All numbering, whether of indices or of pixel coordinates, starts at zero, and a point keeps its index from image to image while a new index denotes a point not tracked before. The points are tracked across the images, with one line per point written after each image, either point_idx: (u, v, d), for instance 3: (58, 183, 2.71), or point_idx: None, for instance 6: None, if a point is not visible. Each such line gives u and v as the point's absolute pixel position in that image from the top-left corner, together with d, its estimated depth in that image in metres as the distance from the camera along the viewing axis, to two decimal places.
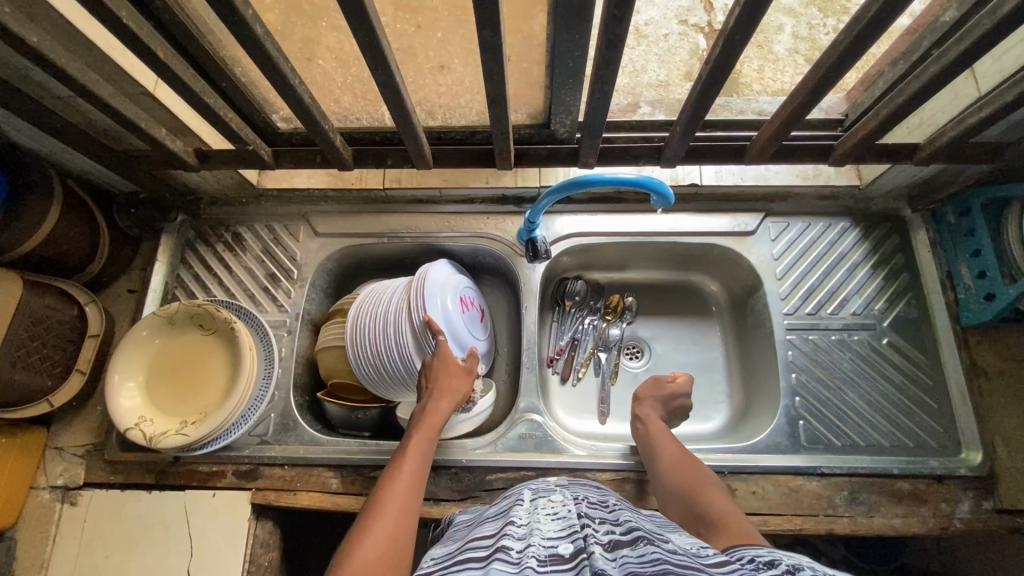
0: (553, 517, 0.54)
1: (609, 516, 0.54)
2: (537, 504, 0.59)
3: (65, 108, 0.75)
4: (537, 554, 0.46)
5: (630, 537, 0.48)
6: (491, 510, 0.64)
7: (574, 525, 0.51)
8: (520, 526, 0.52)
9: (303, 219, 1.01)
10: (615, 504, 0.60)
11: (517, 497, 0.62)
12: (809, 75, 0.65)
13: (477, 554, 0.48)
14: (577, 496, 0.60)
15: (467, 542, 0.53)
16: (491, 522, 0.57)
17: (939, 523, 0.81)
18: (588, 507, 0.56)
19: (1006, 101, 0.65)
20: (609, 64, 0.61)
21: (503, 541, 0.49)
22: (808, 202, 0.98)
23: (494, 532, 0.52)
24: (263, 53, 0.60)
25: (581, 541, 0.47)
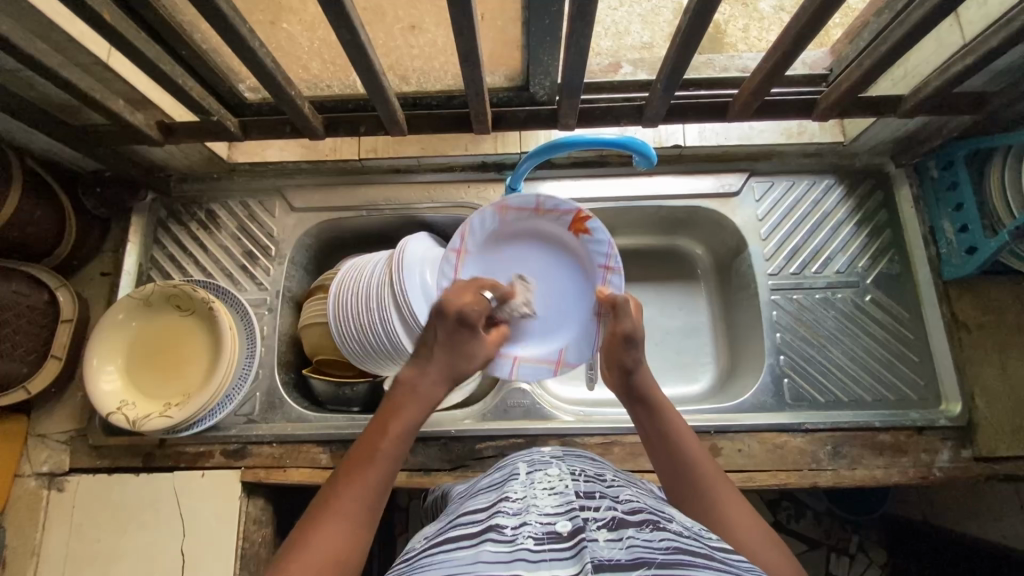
0: (551, 491, 0.51)
1: (609, 491, 0.51)
2: (533, 477, 0.54)
3: (15, 81, 0.71)
4: (534, 533, 0.44)
5: (635, 516, 0.46)
6: (486, 481, 0.60)
7: (573, 499, 0.48)
8: (516, 501, 0.50)
9: (278, 194, 0.99)
10: (613, 478, 0.56)
11: (514, 468, 0.58)
12: (790, 24, 0.63)
13: (470, 531, 0.46)
14: (574, 468, 0.55)
15: (460, 516, 0.50)
16: (486, 495, 0.54)
17: (919, 472, 0.83)
18: (589, 482, 0.52)
19: (992, 47, 0.64)
20: (584, 17, 0.58)
21: (497, 519, 0.47)
22: (792, 160, 0.96)
23: (488, 506, 0.50)
24: (219, 16, 0.57)
25: (580, 520, 0.45)
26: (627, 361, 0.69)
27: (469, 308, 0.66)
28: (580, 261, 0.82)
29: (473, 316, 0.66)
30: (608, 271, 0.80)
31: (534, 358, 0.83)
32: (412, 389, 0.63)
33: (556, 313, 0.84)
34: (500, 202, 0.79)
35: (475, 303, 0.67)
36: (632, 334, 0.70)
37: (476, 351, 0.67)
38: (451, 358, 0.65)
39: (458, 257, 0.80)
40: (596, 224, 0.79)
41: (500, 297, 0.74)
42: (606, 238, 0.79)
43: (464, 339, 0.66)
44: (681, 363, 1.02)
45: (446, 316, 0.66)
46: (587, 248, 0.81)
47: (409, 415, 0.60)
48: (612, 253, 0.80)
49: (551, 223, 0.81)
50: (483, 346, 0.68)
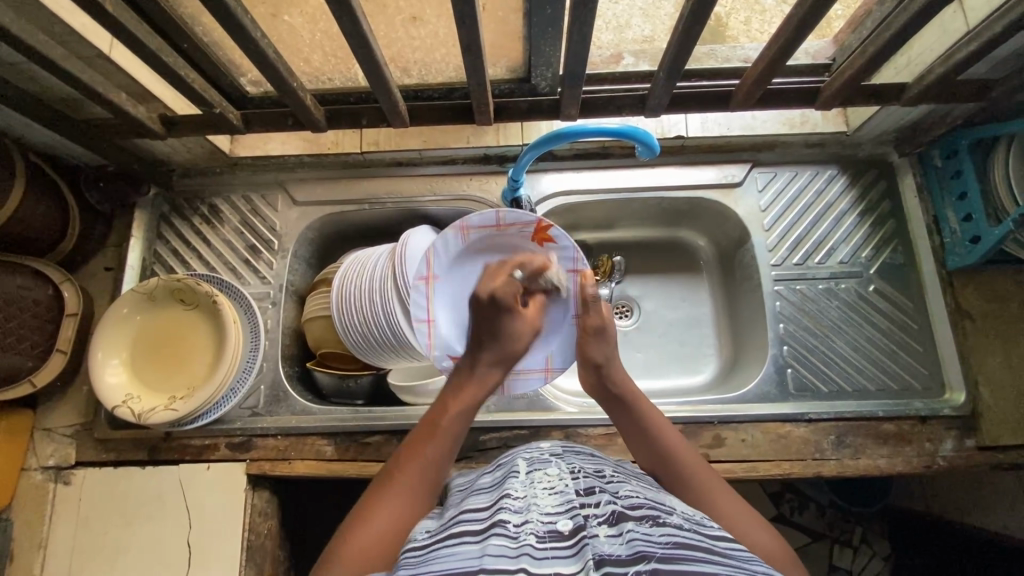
0: (551, 489, 0.51)
1: (609, 487, 0.51)
2: (533, 475, 0.54)
3: (17, 75, 0.71)
4: (536, 531, 0.44)
5: (635, 511, 0.46)
6: (485, 479, 0.60)
7: (573, 497, 0.49)
8: (518, 498, 0.50)
9: (280, 188, 0.99)
10: (613, 473, 0.56)
11: (512, 467, 0.58)
12: (793, 10, 0.63)
13: (471, 528, 0.46)
14: (573, 465, 0.56)
15: (460, 514, 0.50)
16: (486, 491, 0.54)
17: (923, 462, 0.83)
18: (588, 479, 0.52)
19: (997, 33, 0.63)
20: (586, 5, 0.58)
21: (499, 515, 0.47)
22: (795, 151, 0.96)
23: (489, 503, 0.50)
24: (220, 6, 0.56)
25: (581, 517, 0.45)
26: (598, 355, 0.69)
27: (500, 291, 0.65)
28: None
29: (505, 299, 0.65)
30: (577, 275, 0.78)
31: (520, 371, 0.83)
32: (469, 371, 0.64)
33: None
34: (461, 223, 0.79)
35: (505, 285, 0.67)
36: (602, 329, 0.70)
37: (518, 330, 0.66)
38: (500, 340, 0.65)
39: (428, 285, 0.80)
40: (558, 231, 0.78)
41: (530, 272, 0.72)
42: (569, 243, 0.77)
43: (502, 321, 0.65)
44: (684, 354, 1.02)
45: (481, 302, 0.66)
46: (555, 256, 0.79)
47: (470, 396, 0.62)
48: (579, 256, 0.78)
49: (517, 236, 0.80)
50: (523, 323, 0.66)
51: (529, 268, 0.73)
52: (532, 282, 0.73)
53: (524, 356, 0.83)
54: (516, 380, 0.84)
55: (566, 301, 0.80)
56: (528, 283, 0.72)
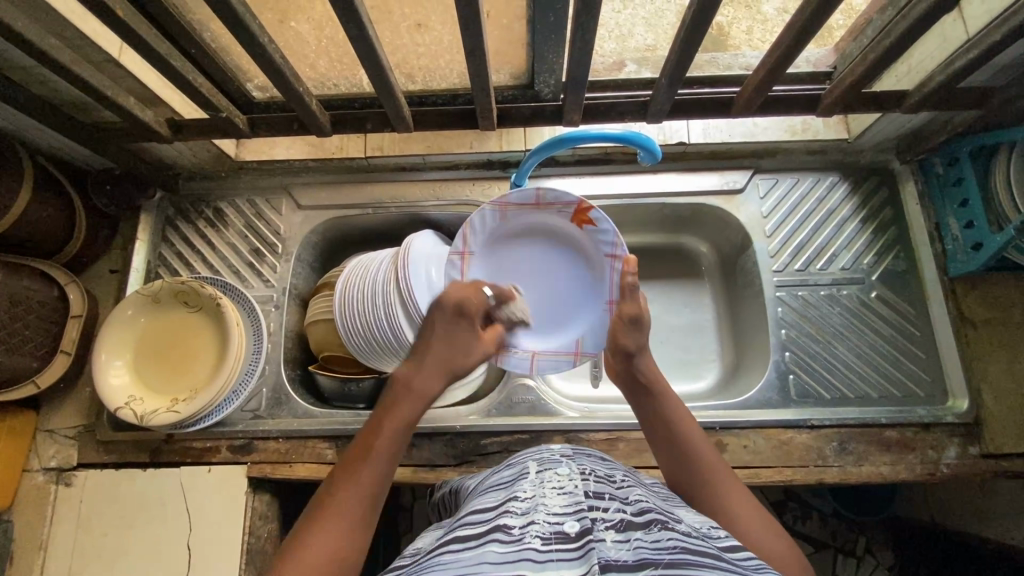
0: (560, 490, 0.50)
1: (619, 493, 0.51)
2: (543, 476, 0.54)
3: (27, 78, 0.72)
4: (541, 533, 0.43)
5: (643, 517, 0.46)
6: (496, 478, 0.60)
7: (581, 499, 0.48)
8: (524, 500, 0.49)
9: (285, 192, 1.00)
10: (624, 478, 0.56)
11: (525, 465, 0.57)
12: (794, 18, 0.63)
13: (476, 529, 0.46)
14: (585, 467, 0.55)
15: (466, 515, 0.50)
16: (495, 492, 0.54)
17: (926, 469, 0.83)
18: (598, 482, 0.52)
19: (996, 41, 0.64)
20: (589, 12, 0.59)
21: (504, 518, 0.46)
22: (797, 158, 0.97)
23: (496, 504, 0.50)
24: (229, 11, 0.57)
25: (588, 520, 0.45)
26: (631, 344, 0.69)
27: (466, 301, 0.70)
28: (588, 251, 0.82)
29: (472, 308, 0.70)
30: (615, 259, 0.80)
31: (551, 351, 0.85)
32: (406, 387, 0.63)
33: (570, 301, 0.85)
34: (500, 200, 0.80)
35: (472, 295, 0.71)
36: (637, 317, 0.71)
37: (476, 345, 0.70)
38: (453, 347, 0.67)
39: (463, 260, 0.84)
40: (598, 213, 0.78)
41: (498, 296, 0.79)
42: (610, 227, 0.78)
43: (461, 329, 0.69)
44: (686, 360, 1.02)
45: (444, 308, 0.70)
46: (593, 238, 0.81)
47: (406, 411, 0.61)
48: (619, 241, 0.79)
49: (554, 214, 0.82)
50: (483, 343, 0.71)
51: (500, 293, 0.79)
52: (497, 313, 0.78)
53: (553, 336, 0.85)
54: (540, 363, 0.85)
55: (602, 283, 0.82)
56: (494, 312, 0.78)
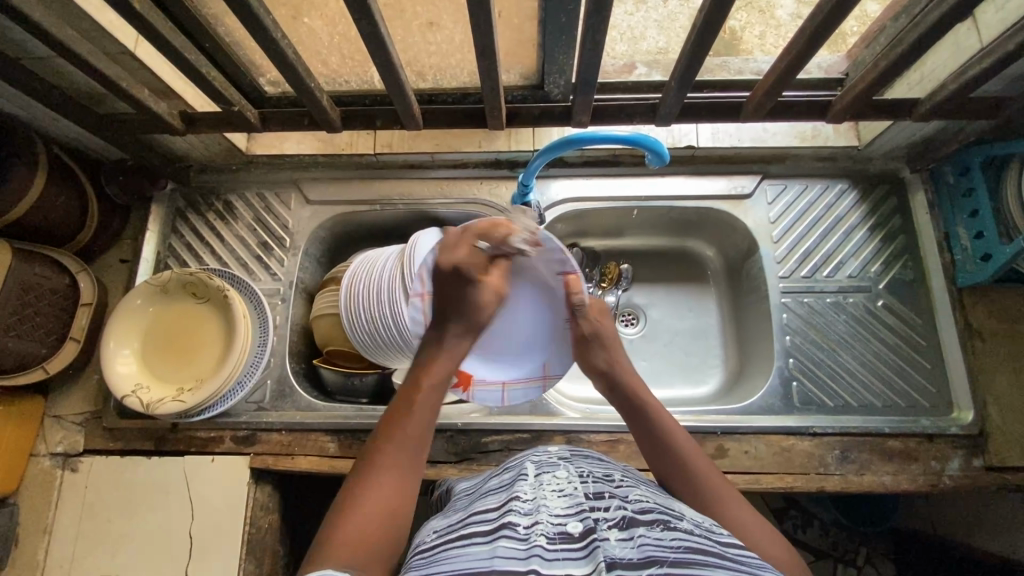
0: (560, 491, 0.50)
1: (619, 492, 0.51)
2: (542, 478, 0.54)
3: (44, 69, 0.73)
4: (545, 532, 0.44)
5: (645, 515, 0.46)
6: (493, 482, 0.60)
7: (583, 501, 0.48)
8: (527, 501, 0.49)
9: (294, 187, 1.00)
10: (623, 478, 0.56)
11: (522, 468, 0.58)
12: (806, 22, 0.63)
13: (481, 529, 0.46)
14: (582, 469, 0.55)
15: (469, 515, 0.50)
16: (495, 494, 0.54)
17: (929, 480, 0.82)
18: (598, 484, 0.52)
19: (1009, 50, 0.64)
20: (599, 12, 0.59)
21: (508, 517, 0.46)
22: (805, 164, 0.96)
23: (498, 505, 0.50)
24: (242, 5, 0.58)
25: (591, 520, 0.45)
26: (601, 362, 0.71)
27: (463, 262, 0.68)
28: (537, 271, 0.75)
29: (469, 268, 0.68)
30: (567, 277, 0.73)
31: (519, 380, 0.80)
32: (437, 347, 0.66)
33: (535, 328, 0.79)
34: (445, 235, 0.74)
35: (468, 256, 0.69)
36: (594, 335, 0.73)
37: (480, 301, 0.68)
38: (466, 309, 0.67)
39: (423, 300, 0.78)
40: (543, 233, 0.71)
41: (495, 241, 0.71)
42: (555, 243, 0.71)
43: (466, 292, 0.68)
44: (689, 364, 1.01)
45: (444, 274, 0.68)
46: (541, 259, 0.74)
47: (440, 367, 0.63)
48: (568, 256, 0.72)
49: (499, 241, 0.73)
50: (488, 292, 0.68)
51: (495, 237, 0.71)
52: (500, 248, 0.71)
53: (522, 365, 0.80)
54: (511, 393, 0.81)
55: (556, 304, 0.77)
56: (495, 252, 0.71)
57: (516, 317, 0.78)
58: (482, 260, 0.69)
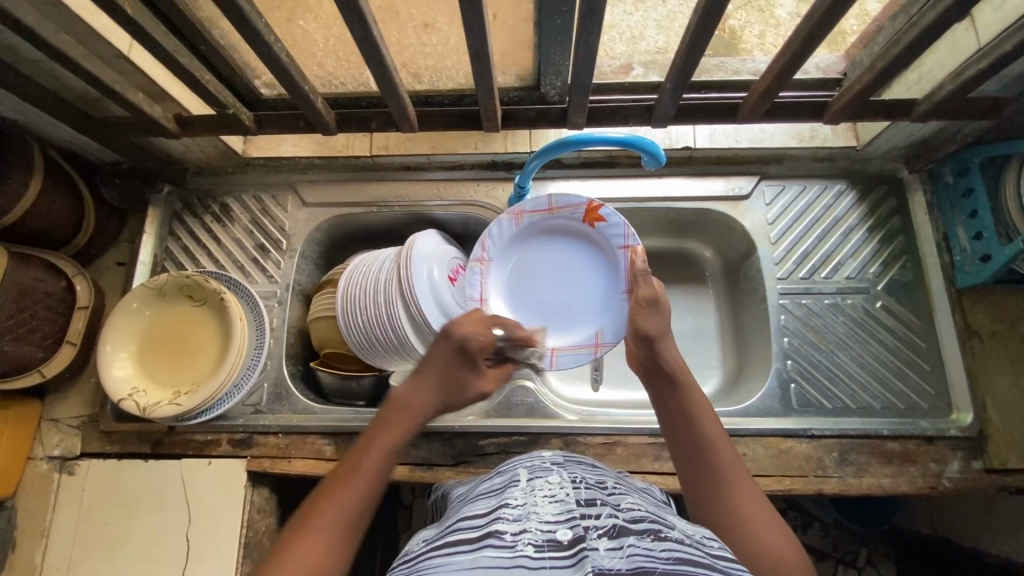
0: (551, 498, 0.50)
1: (610, 499, 0.50)
2: (533, 484, 0.53)
3: (39, 73, 0.73)
4: (533, 540, 0.43)
5: (636, 524, 0.46)
6: (485, 487, 0.59)
7: (574, 507, 0.48)
8: (516, 508, 0.49)
9: (291, 189, 1.00)
10: (615, 485, 0.55)
11: (514, 474, 0.57)
12: (801, 23, 0.63)
13: (468, 537, 0.46)
14: (575, 475, 0.55)
15: (458, 522, 0.50)
16: (485, 500, 0.54)
17: (928, 482, 0.82)
18: (590, 490, 0.51)
19: (1007, 50, 0.63)
20: (593, 14, 0.58)
21: (496, 524, 0.46)
22: (804, 165, 0.96)
23: (487, 512, 0.49)
24: (234, 8, 0.58)
25: (580, 528, 0.44)
26: (651, 327, 0.71)
27: (472, 337, 0.70)
28: (601, 247, 0.86)
29: (476, 343, 0.70)
30: (627, 250, 0.84)
31: (572, 345, 0.85)
32: (401, 405, 0.64)
33: (589, 299, 0.87)
34: (516, 210, 0.85)
35: (477, 330, 0.70)
36: (653, 300, 0.74)
37: (476, 381, 0.70)
38: (451, 381, 0.68)
39: (483, 266, 0.86)
40: (608, 210, 0.83)
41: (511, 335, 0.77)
42: (619, 219, 0.83)
43: (461, 370, 0.69)
44: (688, 366, 1.01)
45: (447, 342, 0.69)
46: (603, 234, 0.85)
47: (399, 426, 0.61)
48: (629, 231, 0.83)
49: (565, 216, 0.86)
50: (484, 378, 0.71)
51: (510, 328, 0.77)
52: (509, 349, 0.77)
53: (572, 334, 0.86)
54: (562, 357, 0.85)
55: (614, 279, 0.85)
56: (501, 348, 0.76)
57: (573, 288, 0.87)
58: (489, 346, 0.71)
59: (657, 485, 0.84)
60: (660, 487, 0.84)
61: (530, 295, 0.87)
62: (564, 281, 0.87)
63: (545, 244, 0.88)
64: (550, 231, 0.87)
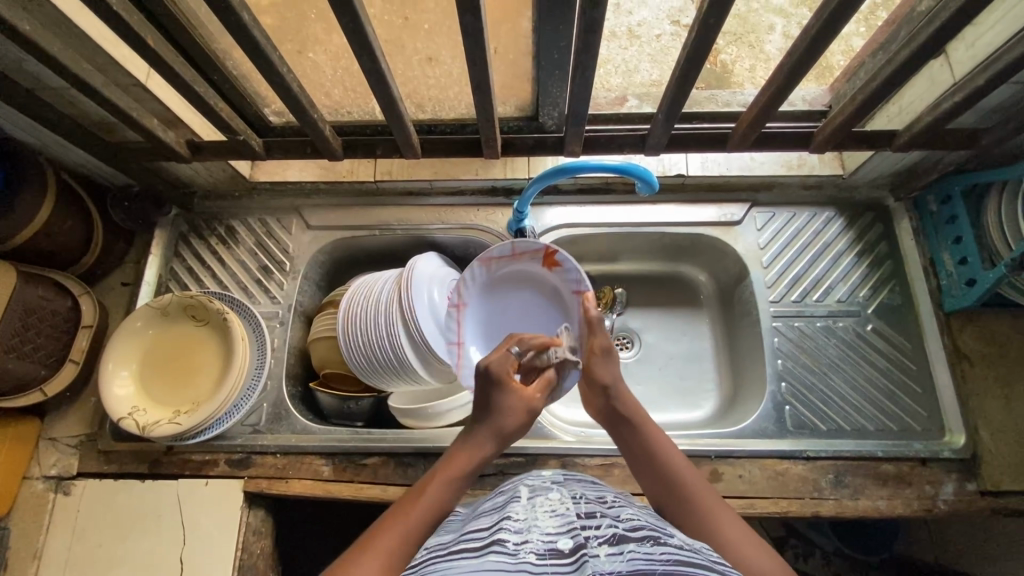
0: (553, 513, 0.51)
1: (611, 512, 0.51)
2: (535, 500, 0.54)
3: (59, 100, 0.76)
4: (535, 549, 0.44)
5: (636, 532, 0.47)
6: (488, 504, 0.60)
7: (574, 520, 0.49)
8: (518, 520, 0.50)
9: (295, 212, 1.03)
10: (614, 499, 0.56)
11: (516, 491, 0.58)
12: (784, 60, 0.67)
13: (472, 545, 0.47)
14: (575, 492, 0.56)
15: (462, 534, 0.51)
16: (488, 514, 0.55)
17: (924, 505, 0.82)
18: (590, 504, 0.52)
19: (979, 85, 0.67)
20: (589, 50, 0.62)
21: (499, 534, 0.47)
22: (793, 192, 0.99)
23: (490, 525, 0.50)
24: (251, 42, 0.61)
25: (581, 538, 0.45)
26: (603, 377, 0.71)
27: (494, 363, 0.66)
28: (558, 291, 0.88)
29: (499, 371, 0.65)
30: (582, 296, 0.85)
31: None
32: (463, 442, 0.64)
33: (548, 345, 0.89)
34: (483, 258, 0.86)
35: (500, 358, 0.67)
36: (607, 350, 0.73)
37: (511, 406, 0.65)
38: (490, 417, 0.64)
39: (459, 312, 0.87)
40: (564, 256, 0.85)
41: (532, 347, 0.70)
42: (575, 265, 0.84)
43: (498, 396, 0.65)
44: (684, 388, 1.02)
45: (475, 380, 0.67)
46: (561, 279, 0.87)
47: (462, 462, 0.62)
48: (583, 277, 0.84)
49: (529, 261, 0.88)
50: (516, 399, 0.65)
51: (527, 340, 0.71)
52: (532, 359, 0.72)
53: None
54: None
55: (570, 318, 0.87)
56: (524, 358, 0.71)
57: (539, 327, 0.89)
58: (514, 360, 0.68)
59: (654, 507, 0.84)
60: None
61: (494, 333, 0.90)
62: (527, 322, 0.90)
63: (509, 287, 0.90)
64: (520, 273, 0.89)
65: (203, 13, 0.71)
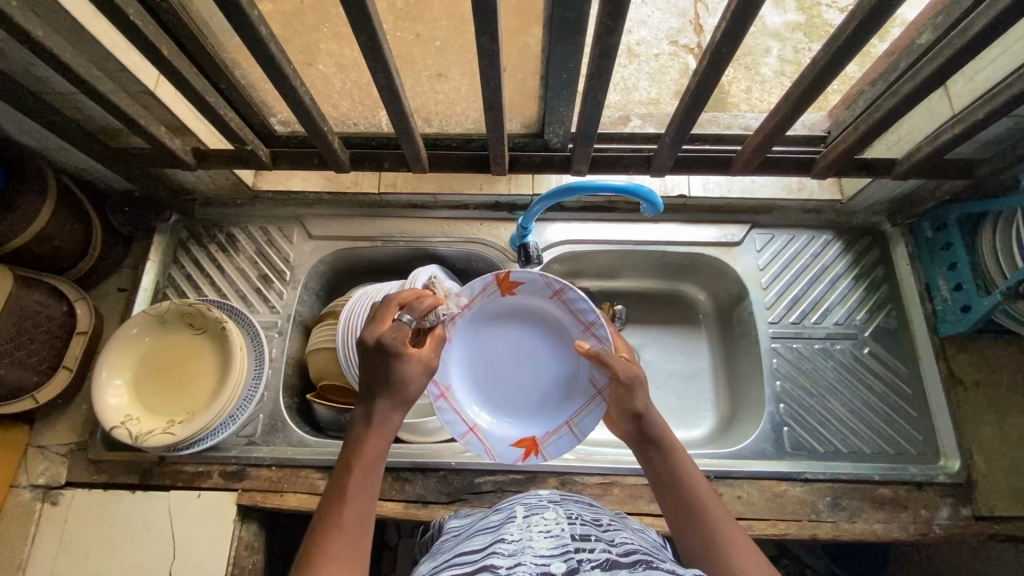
0: (547, 533, 0.50)
1: (606, 536, 0.51)
2: (530, 520, 0.53)
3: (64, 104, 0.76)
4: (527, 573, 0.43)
5: (628, 557, 0.46)
6: (483, 523, 0.60)
7: (568, 542, 0.48)
8: (511, 543, 0.49)
9: (297, 222, 1.02)
10: (610, 522, 0.56)
11: (512, 511, 0.57)
12: (791, 88, 0.68)
13: (463, 569, 0.46)
14: (571, 512, 0.55)
15: (455, 556, 0.50)
16: (482, 536, 0.54)
17: (919, 529, 0.83)
18: (584, 527, 0.52)
19: (977, 120, 0.69)
20: (601, 74, 0.63)
21: (491, 559, 0.46)
22: (791, 215, 1.01)
23: (484, 547, 0.50)
24: (267, 57, 0.62)
25: (574, 561, 0.45)
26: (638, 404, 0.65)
27: (387, 336, 0.61)
28: (528, 312, 0.82)
29: (394, 344, 0.61)
30: (558, 295, 0.79)
31: (575, 412, 0.80)
32: (366, 423, 0.60)
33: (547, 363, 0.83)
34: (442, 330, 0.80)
35: (393, 330, 0.62)
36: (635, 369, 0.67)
37: (411, 374, 0.61)
38: (389, 389, 0.60)
39: (449, 397, 0.80)
40: (513, 275, 0.78)
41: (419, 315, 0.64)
42: (529, 274, 0.78)
43: (393, 368, 0.61)
44: (682, 407, 1.02)
45: (366, 350, 0.61)
46: (527, 295, 0.80)
47: (376, 444, 0.58)
48: (547, 276, 0.78)
49: (485, 303, 0.81)
50: (414, 364, 0.62)
51: (418, 308, 0.65)
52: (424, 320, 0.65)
53: (573, 400, 0.81)
54: (578, 421, 0.79)
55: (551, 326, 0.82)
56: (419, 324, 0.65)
57: (537, 364, 0.83)
58: (408, 331, 0.63)
59: (653, 527, 0.84)
60: (655, 529, 0.84)
61: (490, 387, 0.83)
62: (519, 358, 0.83)
63: (487, 333, 0.83)
64: (484, 319, 0.82)
65: (214, 23, 0.71)
